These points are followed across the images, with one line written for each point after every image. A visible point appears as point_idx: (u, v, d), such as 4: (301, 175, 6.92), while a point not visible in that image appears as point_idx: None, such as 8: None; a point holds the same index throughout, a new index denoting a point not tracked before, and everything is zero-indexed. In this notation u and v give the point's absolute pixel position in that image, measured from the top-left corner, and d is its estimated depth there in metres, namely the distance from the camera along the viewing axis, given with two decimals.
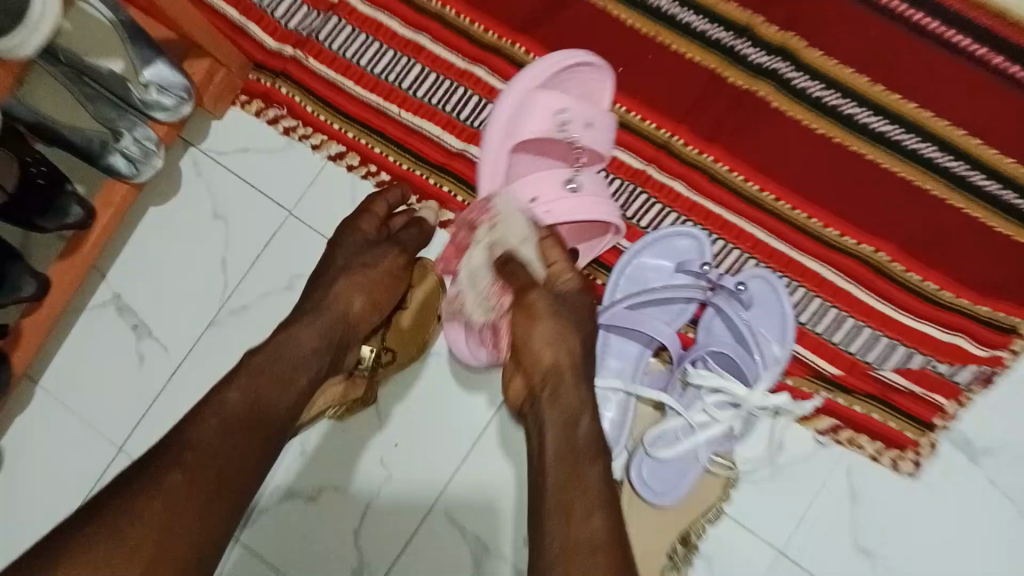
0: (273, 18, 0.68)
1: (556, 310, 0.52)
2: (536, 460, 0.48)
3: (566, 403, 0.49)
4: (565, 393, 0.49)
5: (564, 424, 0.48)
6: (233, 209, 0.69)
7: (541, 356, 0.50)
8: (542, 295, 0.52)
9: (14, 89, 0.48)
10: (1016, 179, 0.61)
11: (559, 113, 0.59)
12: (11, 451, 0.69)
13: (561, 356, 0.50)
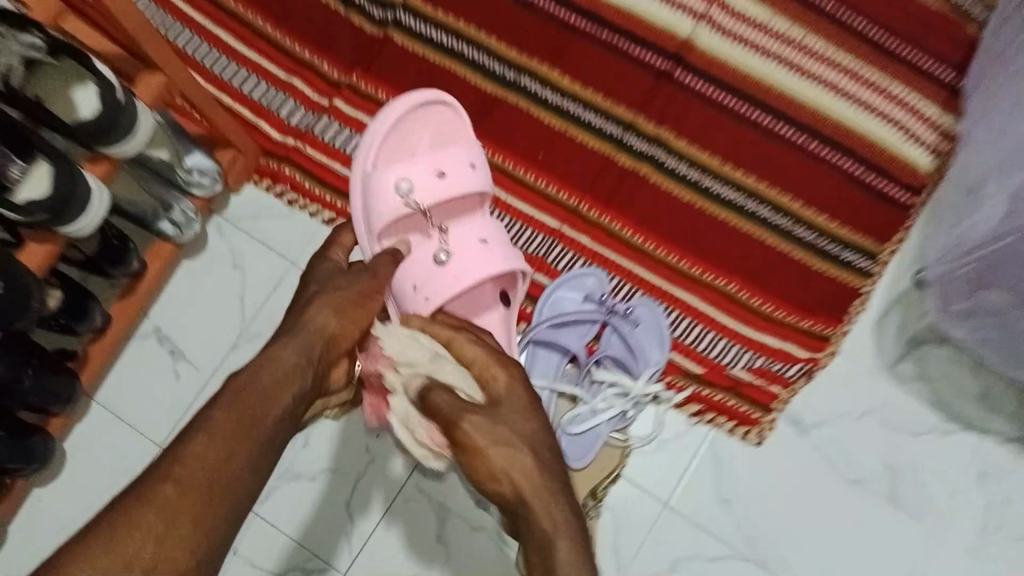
0: (278, 117, 0.90)
1: (498, 431, 0.54)
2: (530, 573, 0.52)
3: (541, 522, 0.52)
4: (538, 513, 0.52)
5: (546, 543, 0.51)
6: (249, 261, 0.91)
7: (503, 483, 0.53)
8: (473, 422, 0.54)
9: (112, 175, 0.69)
10: (822, 228, 0.86)
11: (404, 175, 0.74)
12: (73, 450, 0.88)
13: (521, 478, 0.53)
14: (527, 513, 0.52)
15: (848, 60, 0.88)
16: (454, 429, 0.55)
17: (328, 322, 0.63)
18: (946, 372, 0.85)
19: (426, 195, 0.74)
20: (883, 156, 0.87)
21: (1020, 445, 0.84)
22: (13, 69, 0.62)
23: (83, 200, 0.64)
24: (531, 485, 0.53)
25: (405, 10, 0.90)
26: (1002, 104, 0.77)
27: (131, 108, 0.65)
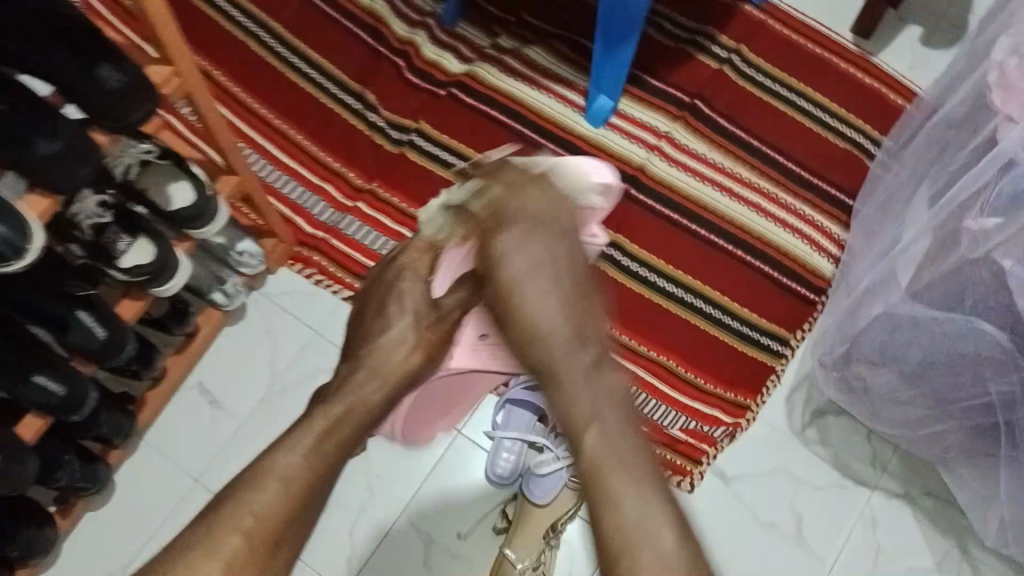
0: (312, 214, 1.12)
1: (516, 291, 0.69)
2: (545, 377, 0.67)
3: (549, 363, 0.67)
4: (550, 354, 0.67)
5: (572, 377, 0.66)
6: (279, 329, 1.10)
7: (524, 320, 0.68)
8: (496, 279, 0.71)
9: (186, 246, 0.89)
10: (746, 318, 1.08)
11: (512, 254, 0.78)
12: (122, 481, 1.05)
13: (544, 333, 0.68)
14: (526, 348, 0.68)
15: (768, 185, 1.12)
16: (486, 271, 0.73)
17: (413, 359, 0.73)
18: (843, 437, 1.05)
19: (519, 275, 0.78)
20: (795, 262, 1.09)
21: (902, 499, 1.03)
22: (131, 167, 0.83)
23: (173, 266, 0.85)
24: (542, 339, 0.67)
25: (418, 134, 1.13)
26: (864, 221, 1.01)
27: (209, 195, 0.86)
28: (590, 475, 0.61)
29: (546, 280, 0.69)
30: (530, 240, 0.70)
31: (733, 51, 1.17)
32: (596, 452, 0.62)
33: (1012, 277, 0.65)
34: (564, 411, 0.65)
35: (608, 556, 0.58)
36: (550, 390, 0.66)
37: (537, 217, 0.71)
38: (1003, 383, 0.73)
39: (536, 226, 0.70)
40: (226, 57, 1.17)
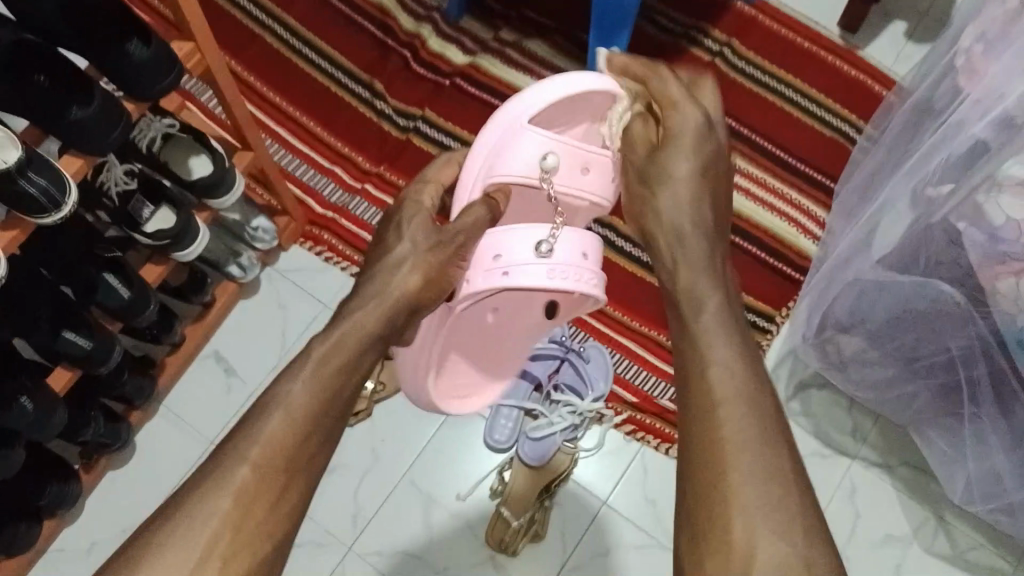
0: (322, 195, 1.18)
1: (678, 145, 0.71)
2: (684, 284, 0.66)
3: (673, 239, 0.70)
4: (687, 248, 0.68)
5: (715, 283, 0.66)
6: (291, 303, 1.16)
7: (670, 195, 0.71)
8: (675, 126, 0.71)
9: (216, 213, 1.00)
10: None
11: (536, 241, 0.73)
12: (141, 442, 1.11)
13: (686, 210, 0.70)
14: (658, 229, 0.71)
15: (756, 171, 1.18)
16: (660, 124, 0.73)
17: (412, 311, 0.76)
18: (825, 411, 1.10)
19: (519, 261, 0.72)
20: (780, 243, 1.15)
21: (881, 468, 1.07)
22: (155, 141, 0.89)
23: (193, 233, 0.92)
24: (677, 203, 0.70)
25: (423, 120, 1.20)
26: (840, 198, 1.05)
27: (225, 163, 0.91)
28: (684, 314, 0.64)
29: (700, 181, 0.71)
30: (690, 150, 0.71)
31: (724, 45, 1.23)
32: (699, 292, 0.65)
33: (965, 238, 0.71)
34: (671, 259, 0.69)
35: (683, 396, 0.59)
36: (656, 245, 0.72)
37: (692, 132, 0.71)
38: (961, 338, 0.79)
39: (696, 132, 0.71)
40: (243, 49, 1.24)
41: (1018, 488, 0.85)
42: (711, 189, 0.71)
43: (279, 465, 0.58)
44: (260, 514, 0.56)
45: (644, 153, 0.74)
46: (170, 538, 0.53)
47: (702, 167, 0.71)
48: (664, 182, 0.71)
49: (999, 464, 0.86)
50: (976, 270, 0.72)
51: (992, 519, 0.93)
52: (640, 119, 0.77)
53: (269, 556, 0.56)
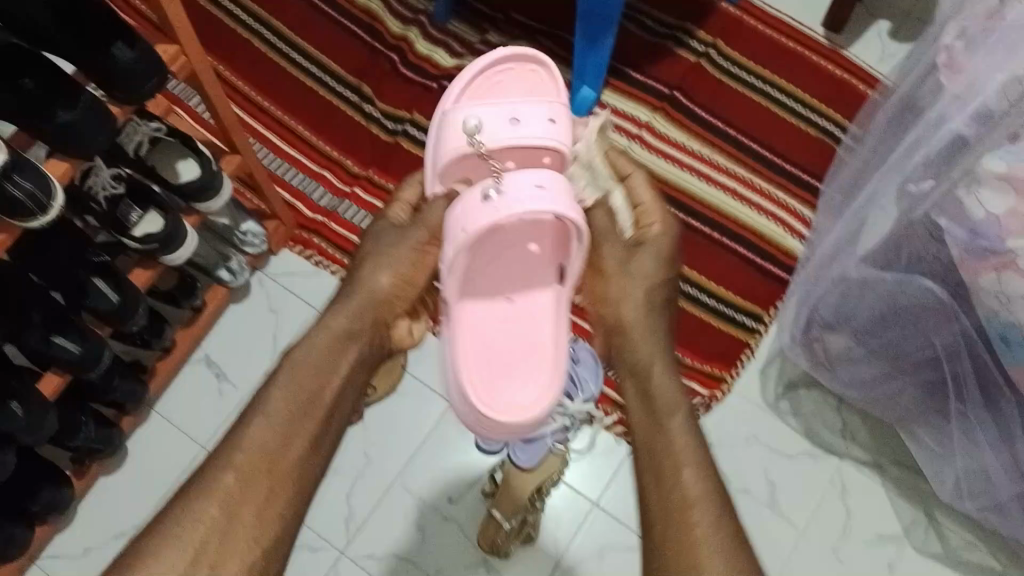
0: (312, 200, 1.19)
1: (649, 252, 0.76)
2: (645, 388, 0.69)
3: (635, 338, 0.72)
4: (647, 350, 0.71)
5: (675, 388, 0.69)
6: (281, 307, 1.16)
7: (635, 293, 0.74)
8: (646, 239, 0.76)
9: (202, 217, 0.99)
10: (719, 295, 1.14)
11: (485, 191, 0.70)
12: (133, 447, 1.11)
13: (647, 311, 0.73)
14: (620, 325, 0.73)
15: (744, 172, 1.18)
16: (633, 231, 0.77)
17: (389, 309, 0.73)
18: (814, 409, 1.10)
19: (475, 217, 0.69)
20: (768, 244, 1.15)
21: (871, 467, 1.08)
22: (141, 145, 0.90)
23: (182, 237, 0.92)
24: (644, 304, 0.73)
25: (411, 124, 1.20)
26: (825, 198, 1.06)
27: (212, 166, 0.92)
28: (661, 415, 0.67)
29: (662, 290, 0.75)
30: (659, 258, 0.76)
31: (711, 47, 1.24)
32: (675, 393, 0.68)
33: (947, 234, 0.72)
34: (642, 355, 0.71)
35: (663, 490, 0.63)
36: (625, 336, 0.73)
37: (668, 242, 0.77)
38: (945, 334, 0.80)
39: (671, 244, 0.77)
40: (232, 55, 1.24)
41: (1004, 483, 0.86)
42: (671, 296, 0.76)
43: (266, 473, 0.61)
44: (244, 523, 0.58)
45: (618, 247, 0.76)
46: (159, 551, 0.56)
47: (671, 276, 0.76)
48: (637, 277, 0.74)
49: (986, 459, 0.86)
50: (959, 265, 0.72)
51: (982, 516, 0.93)
52: (605, 210, 0.78)
53: (257, 563, 0.58)
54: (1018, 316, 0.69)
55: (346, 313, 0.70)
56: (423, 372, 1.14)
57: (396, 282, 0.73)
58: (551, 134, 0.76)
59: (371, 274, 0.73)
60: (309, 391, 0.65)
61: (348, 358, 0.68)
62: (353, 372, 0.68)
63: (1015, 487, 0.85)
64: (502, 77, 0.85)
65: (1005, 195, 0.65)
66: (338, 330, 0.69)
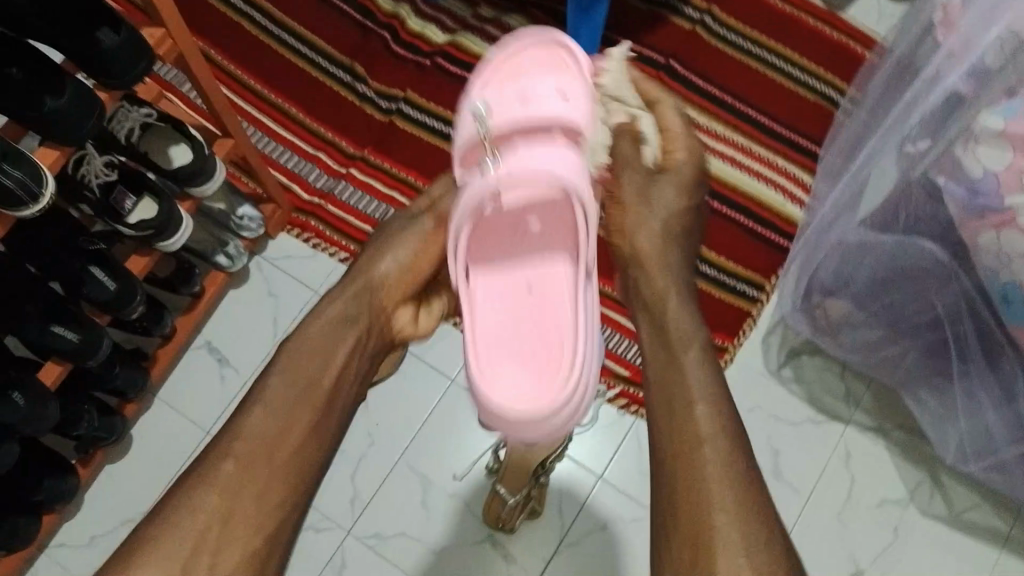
0: (308, 182, 1.18)
1: (664, 185, 0.74)
2: (660, 322, 0.66)
3: (649, 267, 0.69)
4: (661, 282, 0.68)
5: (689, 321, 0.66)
6: (280, 291, 1.16)
7: (648, 222, 0.71)
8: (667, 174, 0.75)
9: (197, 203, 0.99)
10: (719, 264, 1.13)
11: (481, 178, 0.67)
12: (137, 435, 1.11)
13: (658, 242, 0.71)
14: (635, 253, 0.70)
15: (741, 140, 1.17)
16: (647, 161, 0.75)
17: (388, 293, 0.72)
18: (817, 376, 1.10)
19: (471, 198, 0.66)
20: (768, 211, 1.15)
21: (875, 432, 1.08)
22: (134, 130, 0.90)
23: (176, 224, 0.91)
24: (654, 234, 0.71)
25: (405, 102, 1.19)
26: (824, 163, 1.05)
27: (205, 152, 0.91)
28: (674, 343, 0.64)
29: (678, 224, 0.73)
30: (675, 192, 0.74)
31: (705, 14, 1.22)
32: (691, 323, 0.65)
33: (946, 193, 0.71)
34: (659, 280, 0.68)
35: (672, 418, 0.60)
36: (639, 262, 0.70)
37: (690, 174, 0.75)
38: (946, 295, 0.80)
39: (694, 175, 0.76)
40: (221, 37, 1.23)
41: (1007, 444, 0.86)
42: (687, 229, 0.74)
43: (264, 462, 0.61)
44: (244, 509, 0.59)
45: (639, 175, 0.73)
46: (162, 538, 0.57)
47: (690, 206, 0.75)
48: (657, 205, 0.72)
49: (989, 420, 0.86)
50: (959, 225, 0.72)
51: (987, 477, 0.93)
52: (631, 138, 0.75)
53: (261, 547, 0.59)
54: (1018, 274, 0.69)
55: (342, 299, 0.70)
56: (425, 350, 1.13)
57: (396, 266, 0.72)
58: (568, 109, 0.73)
59: (372, 260, 0.73)
60: (306, 378, 0.65)
61: (347, 342, 0.67)
62: (352, 356, 0.67)
63: (1018, 448, 0.84)
64: (524, 57, 0.81)
65: (1000, 151, 0.65)
66: (335, 315, 0.69)
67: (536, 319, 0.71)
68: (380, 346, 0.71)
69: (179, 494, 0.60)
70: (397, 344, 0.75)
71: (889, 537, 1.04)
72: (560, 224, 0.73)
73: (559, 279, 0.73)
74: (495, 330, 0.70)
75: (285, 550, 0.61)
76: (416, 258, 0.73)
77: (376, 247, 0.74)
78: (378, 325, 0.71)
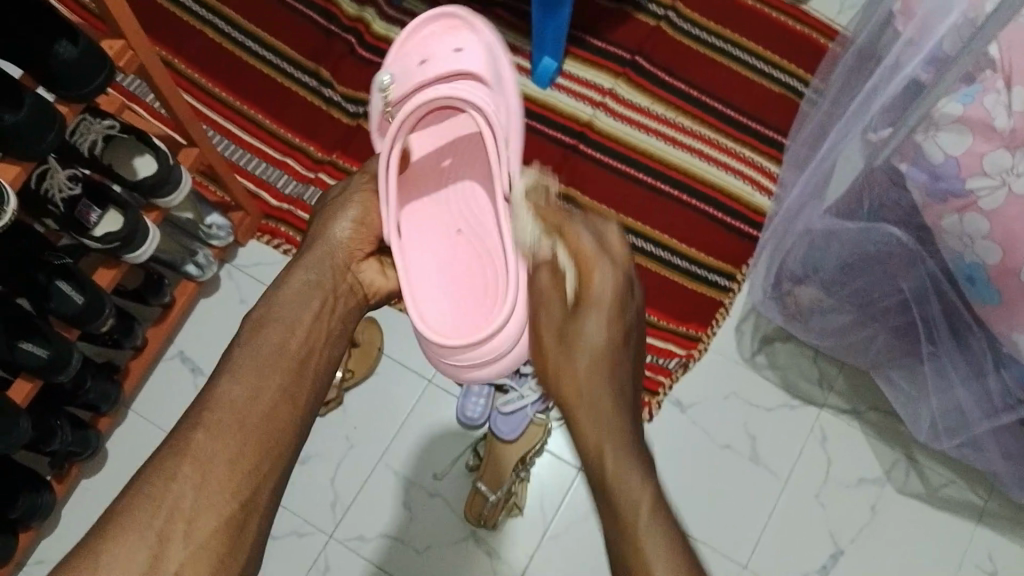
0: (276, 188, 1.17)
1: (584, 325, 0.66)
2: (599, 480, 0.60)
3: (588, 427, 0.62)
4: (597, 432, 0.61)
5: (638, 478, 0.58)
6: (252, 298, 1.15)
7: (566, 384, 0.65)
8: (588, 310, 0.66)
9: (163, 213, 0.97)
10: (689, 255, 1.14)
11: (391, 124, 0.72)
12: (113, 449, 1.10)
13: (582, 392, 0.63)
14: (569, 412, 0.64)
15: (707, 131, 1.18)
16: (566, 300, 0.67)
17: (349, 248, 0.74)
18: (791, 362, 1.11)
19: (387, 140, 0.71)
20: (736, 202, 1.16)
21: (850, 415, 1.09)
22: (96, 143, 0.89)
23: (143, 235, 0.90)
24: (576, 388, 0.64)
25: None
26: (790, 151, 1.06)
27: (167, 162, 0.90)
28: (620, 508, 0.57)
29: (605, 366, 0.64)
30: (594, 331, 0.65)
31: (669, 8, 1.23)
32: (639, 482, 0.58)
33: (908, 178, 0.72)
34: (592, 436, 0.62)
35: None
36: (575, 416, 0.64)
37: (614, 297, 0.66)
38: (912, 278, 0.81)
39: (618, 294, 0.66)
40: (183, 45, 1.22)
41: (978, 421, 0.87)
42: (624, 359, 0.66)
43: (236, 428, 0.60)
44: (217, 475, 0.58)
45: (555, 314, 0.67)
46: (130, 518, 0.54)
47: (622, 335, 0.66)
48: (582, 348, 0.65)
49: (960, 397, 0.87)
50: (922, 209, 0.73)
51: (959, 455, 0.95)
52: (547, 266, 0.69)
53: (237, 514, 0.57)
54: (981, 255, 0.70)
55: (304, 267, 0.72)
56: (401, 352, 1.13)
57: (351, 225, 0.75)
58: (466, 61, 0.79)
59: (324, 225, 0.75)
60: (274, 346, 0.66)
61: (310, 308, 0.70)
62: (316, 324, 0.69)
63: (990, 424, 0.86)
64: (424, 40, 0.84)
65: (961, 136, 0.66)
66: (295, 287, 0.71)
67: (469, 256, 0.81)
68: (346, 311, 0.73)
69: (146, 471, 0.57)
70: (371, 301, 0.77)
71: (866, 516, 1.05)
72: (467, 152, 0.82)
73: (476, 206, 0.82)
74: (433, 267, 0.78)
75: (262, 526, 0.59)
76: (367, 212, 0.75)
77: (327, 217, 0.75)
78: (342, 283, 0.74)
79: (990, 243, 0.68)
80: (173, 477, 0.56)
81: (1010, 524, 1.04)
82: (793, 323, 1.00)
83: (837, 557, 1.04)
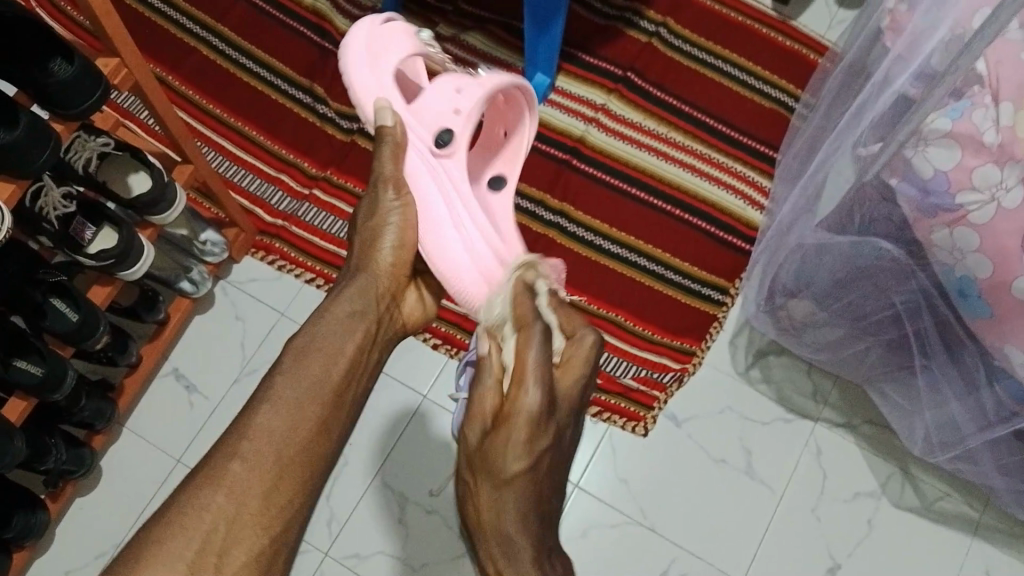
0: (270, 204, 1.18)
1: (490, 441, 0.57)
2: None
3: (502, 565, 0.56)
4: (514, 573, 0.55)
5: None
6: (247, 314, 1.15)
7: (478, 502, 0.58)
8: (506, 430, 0.55)
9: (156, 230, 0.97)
10: (682, 270, 1.14)
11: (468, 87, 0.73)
12: (107, 467, 1.10)
13: (494, 520, 0.56)
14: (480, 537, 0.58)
15: (700, 147, 1.19)
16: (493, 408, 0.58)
17: (387, 279, 0.71)
18: (785, 375, 1.11)
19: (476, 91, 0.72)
20: (730, 217, 1.16)
21: (844, 428, 1.09)
22: (91, 161, 0.89)
23: (137, 252, 0.90)
24: (484, 510, 0.57)
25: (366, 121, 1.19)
26: (782, 166, 1.06)
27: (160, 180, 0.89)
28: None
29: (507, 499, 0.56)
30: (504, 455, 0.55)
31: (661, 25, 1.24)
32: None
33: (898, 193, 0.73)
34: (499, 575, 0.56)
35: None
36: (481, 537, 0.57)
37: (534, 420, 0.54)
38: (904, 291, 0.81)
39: (542, 417, 0.55)
40: (178, 64, 1.23)
41: (973, 434, 0.87)
42: (538, 488, 0.57)
43: (273, 459, 0.59)
44: (253, 506, 0.58)
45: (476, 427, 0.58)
46: (162, 547, 0.55)
47: (533, 462, 0.55)
48: (491, 475, 0.56)
49: (954, 410, 0.88)
50: (913, 223, 0.73)
51: (954, 468, 0.96)
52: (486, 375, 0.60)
53: (266, 549, 0.58)
54: (972, 268, 0.70)
55: (343, 299, 0.68)
56: (399, 369, 1.14)
57: (392, 248, 0.70)
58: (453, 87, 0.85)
59: (368, 248, 0.71)
60: (314, 375, 0.64)
61: (355, 338, 0.67)
62: (359, 353, 0.67)
63: (983, 436, 0.86)
64: None
65: (950, 152, 0.66)
66: (345, 312, 0.67)
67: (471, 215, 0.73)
68: (387, 337, 0.71)
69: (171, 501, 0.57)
70: (409, 330, 0.75)
71: (863, 530, 1.05)
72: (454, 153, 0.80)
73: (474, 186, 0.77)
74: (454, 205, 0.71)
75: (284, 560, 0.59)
76: (404, 230, 0.71)
77: (370, 229, 0.71)
78: (388, 312, 0.71)
79: (982, 257, 0.68)
80: (205, 506, 0.56)
81: (1007, 537, 1.04)
82: (786, 336, 1.00)
83: (833, 571, 1.03)
